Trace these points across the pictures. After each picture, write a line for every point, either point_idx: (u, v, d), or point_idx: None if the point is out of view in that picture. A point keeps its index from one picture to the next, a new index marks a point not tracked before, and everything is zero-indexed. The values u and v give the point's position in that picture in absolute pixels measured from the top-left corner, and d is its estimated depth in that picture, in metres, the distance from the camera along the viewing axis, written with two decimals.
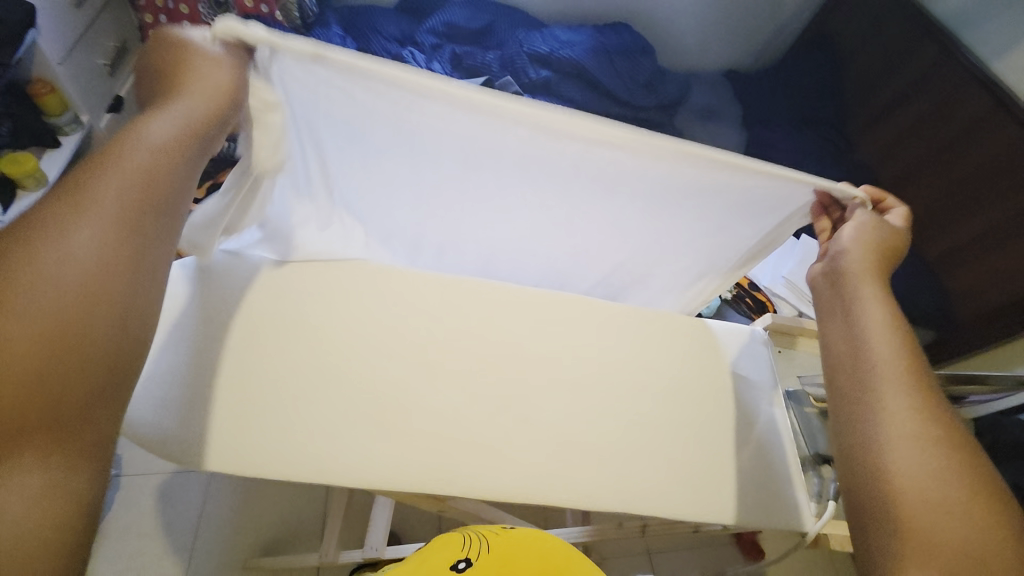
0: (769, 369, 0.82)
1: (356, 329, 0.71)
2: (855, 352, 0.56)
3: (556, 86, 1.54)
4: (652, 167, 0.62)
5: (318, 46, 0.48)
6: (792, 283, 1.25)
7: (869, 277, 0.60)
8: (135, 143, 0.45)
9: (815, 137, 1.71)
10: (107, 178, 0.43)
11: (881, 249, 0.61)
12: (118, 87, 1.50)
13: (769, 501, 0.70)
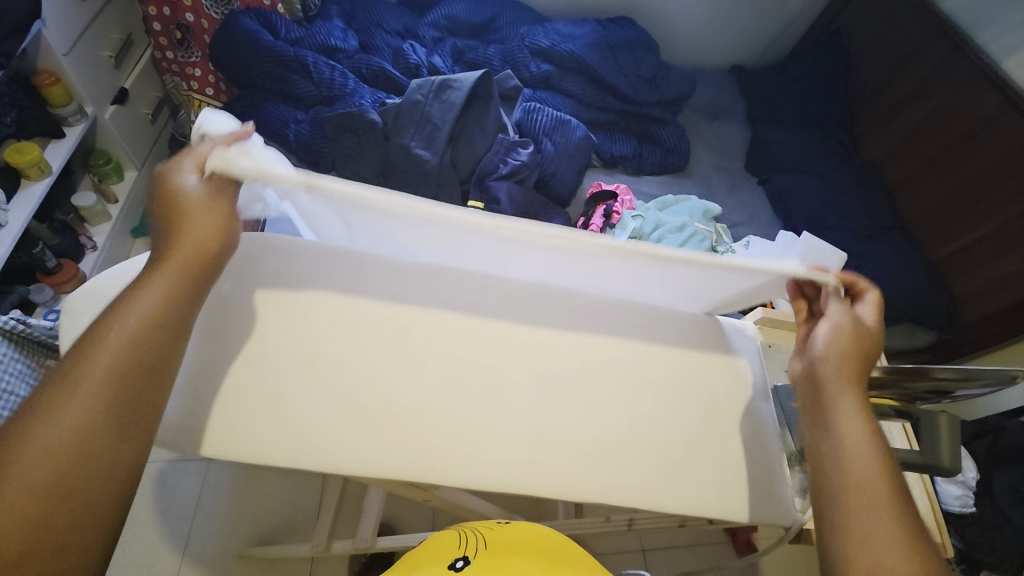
0: (761, 366, 0.74)
1: (358, 314, 0.66)
2: (838, 469, 0.48)
3: (558, 81, 1.54)
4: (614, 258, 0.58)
5: (306, 177, 0.49)
6: None
7: (846, 381, 0.52)
8: (134, 299, 0.47)
9: (821, 134, 1.69)
10: (106, 342, 0.45)
11: (858, 351, 0.53)
12: (124, 79, 1.51)
13: (760, 500, 0.66)
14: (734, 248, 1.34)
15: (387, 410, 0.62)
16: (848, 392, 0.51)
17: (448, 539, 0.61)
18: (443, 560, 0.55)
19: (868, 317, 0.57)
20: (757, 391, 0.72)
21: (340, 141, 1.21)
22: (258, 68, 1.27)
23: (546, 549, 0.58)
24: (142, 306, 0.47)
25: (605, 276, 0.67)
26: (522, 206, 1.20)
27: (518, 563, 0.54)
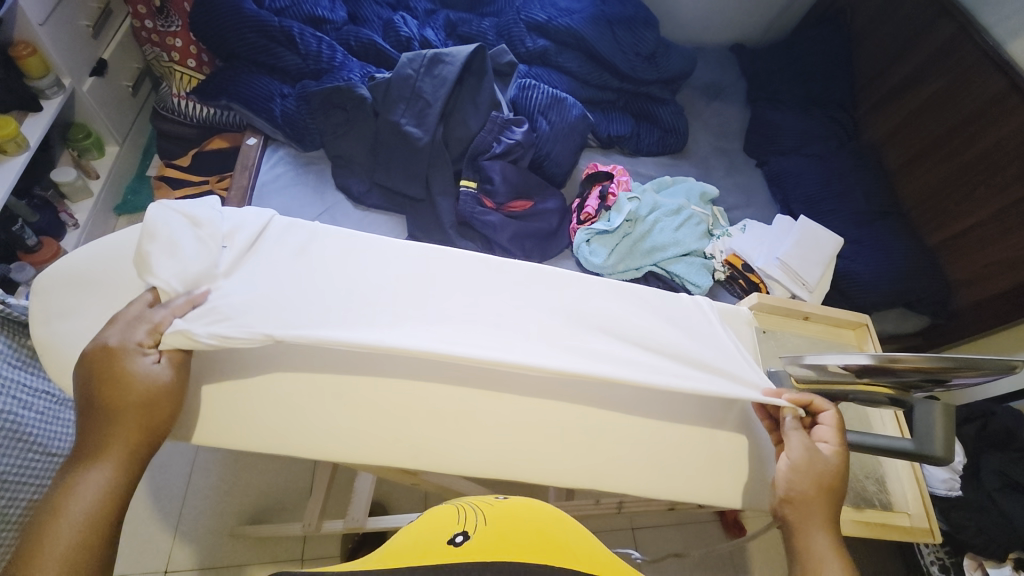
0: (755, 351, 0.74)
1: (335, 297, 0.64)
2: None
3: (554, 57, 1.50)
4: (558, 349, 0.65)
5: (274, 334, 0.58)
6: (786, 265, 1.22)
7: (817, 523, 0.55)
8: (76, 496, 0.49)
9: (821, 116, 1.66)
10: (50, 543, 0.47)
11: (823, 486, 0.56)
12: (102, 49, 1.45)
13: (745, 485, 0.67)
14: (730, 231, 1.32)
15: (374, 405, 0.62)
16: (820, 533, 0.54)
17: (444, 515, 0.56)
18: (441, 535, 0.51)
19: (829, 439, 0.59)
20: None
21: (328, 117, 1.18)
22: (241, 39, 1.22)
23: (552, 527, 0.53)
24: (96, 484, 0.50)
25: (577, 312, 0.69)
26: (515, 186, 1.18)
27: (517, 541, 0.49)
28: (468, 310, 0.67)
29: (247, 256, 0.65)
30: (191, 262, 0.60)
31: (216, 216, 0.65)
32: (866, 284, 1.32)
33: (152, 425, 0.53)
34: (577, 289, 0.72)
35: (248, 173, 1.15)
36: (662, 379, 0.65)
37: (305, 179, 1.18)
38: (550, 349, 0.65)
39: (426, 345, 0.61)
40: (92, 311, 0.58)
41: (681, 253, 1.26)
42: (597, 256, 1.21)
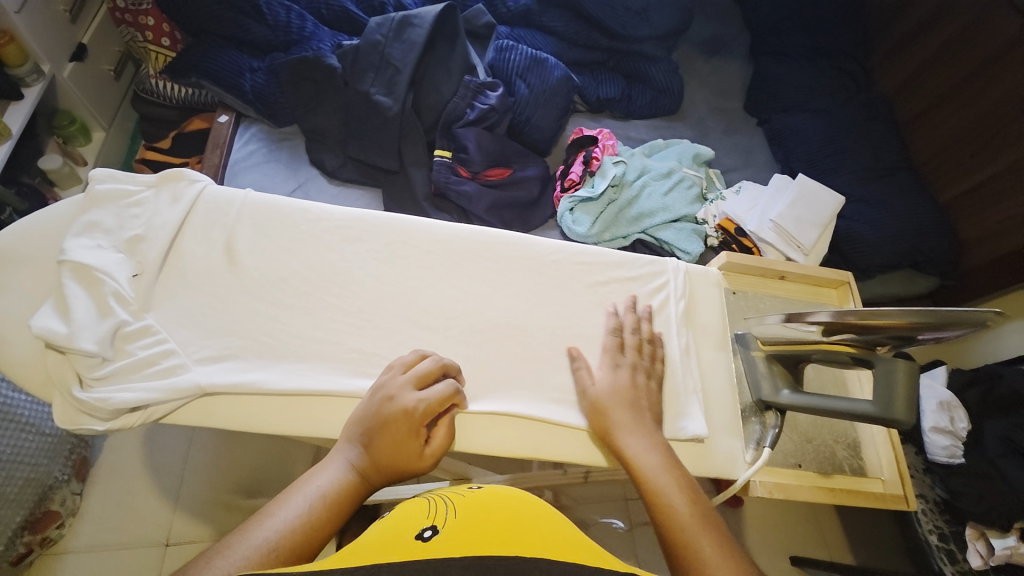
0: (719, 314, 0.66)
1: (262, 316, 0.59)
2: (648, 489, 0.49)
3: (537, 16, 1.43)
4: (508, 374, 0.60)
5: (202, 384, 0.53)
6: (780, 226, 1.15)
7: (629, 411, 0.55)
8: (321, 475, 0.49)
9: (828, 67, 1.55)
10: (289, 497, 0.46)
11: (639, 377, 0.57)
12: (81, 34, 1.44)
13: (705, 451, 0.58)
14: (723, 194, 1.26)
15: (322, 421, 0.55)
16: (631, 429, 0.53)
17: (411, 516, 0.49)
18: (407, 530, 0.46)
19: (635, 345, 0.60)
20: (712, 340, 0.65)
21: (299, 90, 1.15)
22: (210, 13, 1.19)
23: (532, 524, 0.48)
24: (334, 472, 0.49)
25: (530, 313, 0.63)
26: (490, 154, 1.13)
27: (492, 537, 0.44)
28: (409, 311, 0.61)
29: (164, 283, 0.59)
30: (92, 317, 0.53)
31: (105, 251, 0.57)
32: (870, 244, 1.24)
33: (414, 449, 0.50)
34: (531, 272, 0.66)
35: (219, 150, 1.12)
36: None
37: (278, 155, 1.16)
38: (482, 370, 0.59)
39: (343, 384, 0.56)
40: (21, 288, 0.57)
41: (670, 219, 1.21)
42: (581, 225, 1.16)
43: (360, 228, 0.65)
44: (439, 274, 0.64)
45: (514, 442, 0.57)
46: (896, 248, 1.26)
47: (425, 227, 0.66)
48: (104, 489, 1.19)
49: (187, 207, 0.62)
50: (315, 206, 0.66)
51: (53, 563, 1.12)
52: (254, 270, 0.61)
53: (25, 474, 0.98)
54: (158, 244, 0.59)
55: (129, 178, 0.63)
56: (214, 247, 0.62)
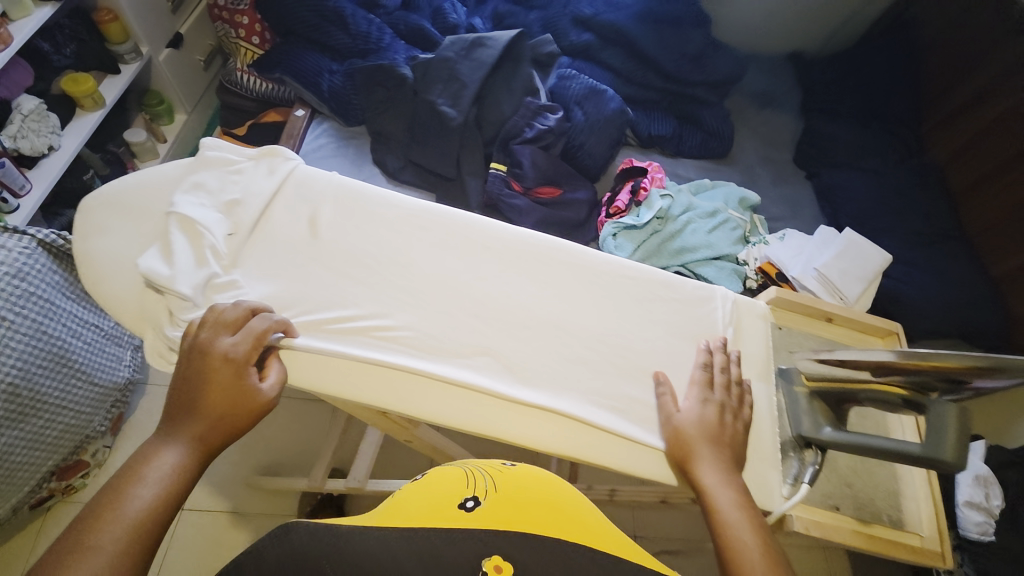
0: (766, 347, 0.66)
1: (335, 287, 0.63)
2: (719, 521, 0.48)
3: (597, 52, 1.48)
4: (557, 374, 0.61)
5: (279, 339, 0.57)
6: (823, 276, 1.13)
7: (706, 442, 0.54)
8: (155, 457, 0.47)
9: (881, 129, 1.55)
10: (126, 489, 0.44)
11: (723, 413, 0.56)
12: (179, 24, 1.58)
13: (745, 479, 0.57)
14: (767, 239, 1.28)
15: (373, 392, 0.57)
16: (704, 462, 0.53)
17: (450, 481, 0.51)
18: (449, 497, 0.47)
19: (721, 380, 0.59)
20: (756, 371, 0.64)
21: (371, 94, 1.23)
22: (298, 18, 1.27)
23: (580, 514, 0.48)
24: (171, 452, 0.48)
25: (583, 320, 0.64)
26: (544, 172, 1.16)
27: (536, 520, 0.44)
28: (470, 300, 0.64)
29: (251, 245, 0.64)
30: (190, 265, 0.59)
31: (207, 209, 0.63)
32: (914, 308, 1.25)
33: (246, 394, 0.52)
34: (587, 280, 0.67)
35: (293, 141, 1.20)
36: (640, 427, 0.59)
37: (344, 152, 1.23)
38: (530, 365, 0.61)
39: (399, 360, 0.59)
40: (125, 232, 0.63)
41: (713, 256, 1.23)
42: (622, 250, 1.20)
43: (431, 218, 0.69)
44: (501, 269, 0.66)
45: (554, 440, 0.57)
46: (936, 314, 1.26)
47: (493, 225, 0.69)
48: (133, 448, 1.24)
49: (280, 179, 0.68)
50: (393, 194, 0.71)
51: (73, 514, 1.16)
52: (332, 244, 0.65)
53: (66, 420, 1.04)
54: (253, 208, 0.65)
55: (234, 149, 0.69)
56: (299, 218, 0.66)
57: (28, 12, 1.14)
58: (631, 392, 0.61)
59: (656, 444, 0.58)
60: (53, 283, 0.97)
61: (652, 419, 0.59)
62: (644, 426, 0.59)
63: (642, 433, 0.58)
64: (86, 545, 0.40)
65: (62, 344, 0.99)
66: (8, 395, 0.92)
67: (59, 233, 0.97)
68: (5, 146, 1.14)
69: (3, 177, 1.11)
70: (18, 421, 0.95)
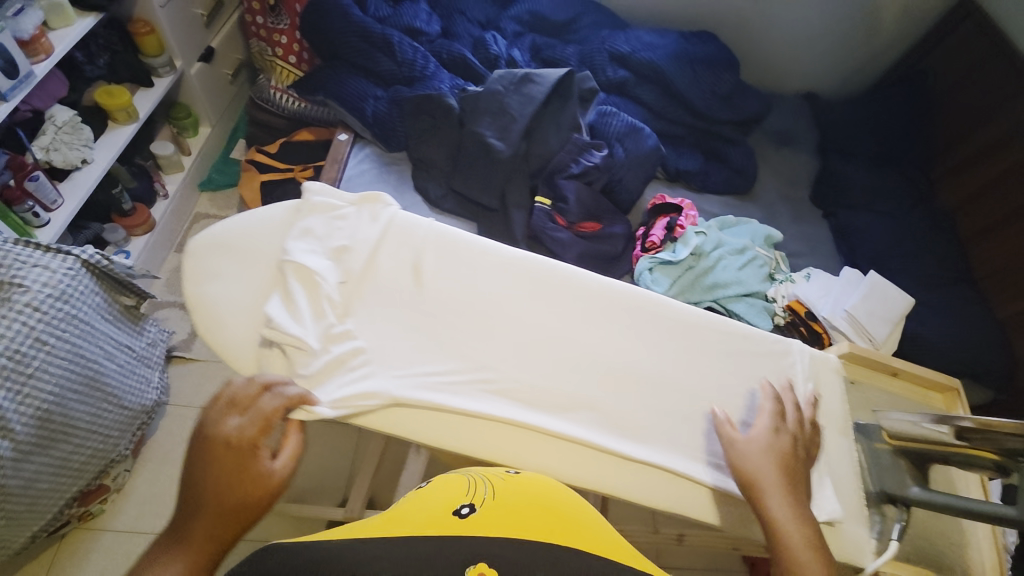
0: (842, 401, 0.68)
1: (434, 334, 0.68)
2: (784, 549, 0.50)
3: (632, 88, 1.54)
4: (639, 424, 0.66)
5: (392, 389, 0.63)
6: (853, 317, 1.19)
7: (773, 473, 0.56)
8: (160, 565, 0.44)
9: (894, 174, 1.63)
10: None
11: (789, 448, 0.59)
12: (212, 38, 1.56)
13: (833, 534, 0.60)
14: (793, 277, 1.30)
15: (474, 438, 0.63)
16: (774, 488, 0.55)
17: (448, 487, 0.54)
18: (443, 505, 0.50)
19: (776, 415, 0.62)
20: (837, 425, 0.67)
21: (417, 122, 1.24)
22: (346, 43, 1.28)
23: (570, 514, 0.52)
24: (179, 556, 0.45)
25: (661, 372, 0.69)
26: (587, 207, 1.19)
27: (529, 526, 0.48)
28: (556, 350, 0.69)
29: (357, 292, 0.70)
30: (309, 314, 0.66)
31: (317, 257, 0.69)
32: (932, 347, 1.28)
33: (255, 475, 0.51)
34: (665, 331, 0.71)
35: (336, 166, 1.21)
36: (728, 479, 0.62)
37: (387, 177, 1.23)
38: (625, 416, 0.66)
39: (495, 409, 0.64)
40: (241, 275, 0.69)
41: (742, 293, 1.25)
42: (659, 285, 1.22)
43: (523, 266, 0.73)
44: (584, 318, 0.71)
45: (648, 491, 0.63)
46: (955, 355, 1.29)
47: (577, 272, 0.74)
48: (153, 471, 1.20)
49: (382, 226, 0.73)
50: (484, 240, 0.75)
51: (90, 539, 1.11)
52: (430, 293, 0.70)
53: (94, 444, 0.99)
54: (358, 258, 0.71)
55: (337, 195, 0.76)
56: (401, 266, 0.72)
57: (69, 22, 1.09)
58: (711, 444, 0.65)
59: None
60: (92, 303, 0.95)
61: (737, 473, 0.63)
62: (722, 477, 0.64)
63: (723, 484, 0.62)
64: None
65: (98, 368, 0.96)
66: (42, 419, 0.87)
67: (102, 254, 0.96)
68: (37, 158, 1.10)
69: (36, 191, 1.07)
70: (47, 446, 0.90)
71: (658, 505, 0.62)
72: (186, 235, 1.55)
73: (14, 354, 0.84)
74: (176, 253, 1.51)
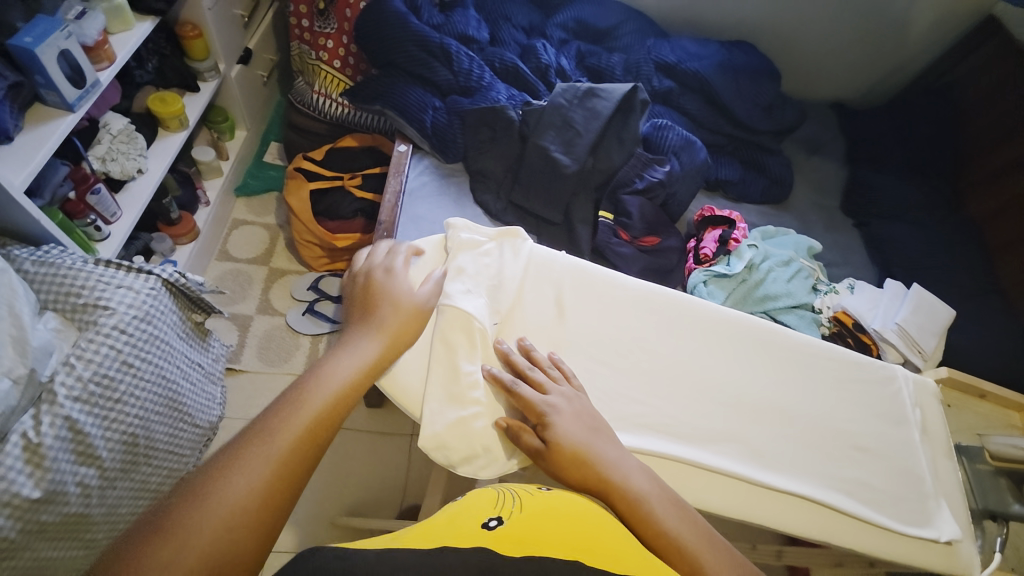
0: (943, 426, 0.77)
1: (584, 371, 0.73)
2: (639, 505, 0.56)
3: (676, 98, 1.56)
4: (784, 456, 0.71)
5: None
6: (904, 330, 1.23)
7: (585, 438, 0.61)
8: (334, 365, 0.59)
9: (924, 184, 1.67)
10: (304, 399, 0.55)
11: (583, 415, 0.63)
12: (248, 39, 1.51)
13: (957, 551, 0.69)
14: (837, 288, 1.32)
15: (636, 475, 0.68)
16: (614, 464, 0.59)
17: (479, 499, 0.52)
18: (471, 517, 0.47)
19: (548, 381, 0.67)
20: (942, 449, 0.76)
21: (477, 134, 1.24)
22: (404, 51, 1.28)
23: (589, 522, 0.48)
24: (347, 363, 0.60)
25: (797, 399, 0.75)
26: (649, 222, 1.21)
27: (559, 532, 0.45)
28: (697, 382, 0.74)
29: (510, 329, 0.75)
30: (474, 354, 0.70)
31: (472, 296, 0.73)
32: (970, 358, 1.33)
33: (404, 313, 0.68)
34: (795, 363, 0.77)
35: (398, 177, 1.20)
36: (863, 504, 0.69)
37: (446, 190, 1.22)
38: (771, 451, 0.71)
39: (650, 447, 0.68)
40: None
41: (793, 305, 1.27)
42: (715, 298, 1.24)
43: (658, 301, 0.79)
44: (716, 351, 0.77)
45: (796, 521, 0.68)
46: (991, 364, 1.35)
47: (704, 307, 0.80)
48: None
49: (525, 264, 0.80)
50: (617, 276, 0.81)
51: None
52: (577, 330, 0.75)
53: (170, 465, 0.97)
54: (510, 294, 0.77)
55: (477, 230, 0.82)
56: (547, 303, 0.77)
57: (128, 26, 1.08)
58: (848, 475, 0.71)
59: (882, 523, 0.68)
60: (171, 323, 0.95)
61: (871, 501, 0.70)
62: (863, 506, 0.69)
63: (866, 513, 0.68)
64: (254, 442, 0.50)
65: (174, 389, 0.95)
66: (127, 444, 0.86)
67: (179, 272, 0.97)
68: (95, 168, 1.08)
69: (97, 205, 1.05)
70: (130, 471, 0.88)
71: (802, 531, 0.67)
72: (225, 243, 1.52)
73: (103, 379, 0.83)
74: (218, 260, 1.49)
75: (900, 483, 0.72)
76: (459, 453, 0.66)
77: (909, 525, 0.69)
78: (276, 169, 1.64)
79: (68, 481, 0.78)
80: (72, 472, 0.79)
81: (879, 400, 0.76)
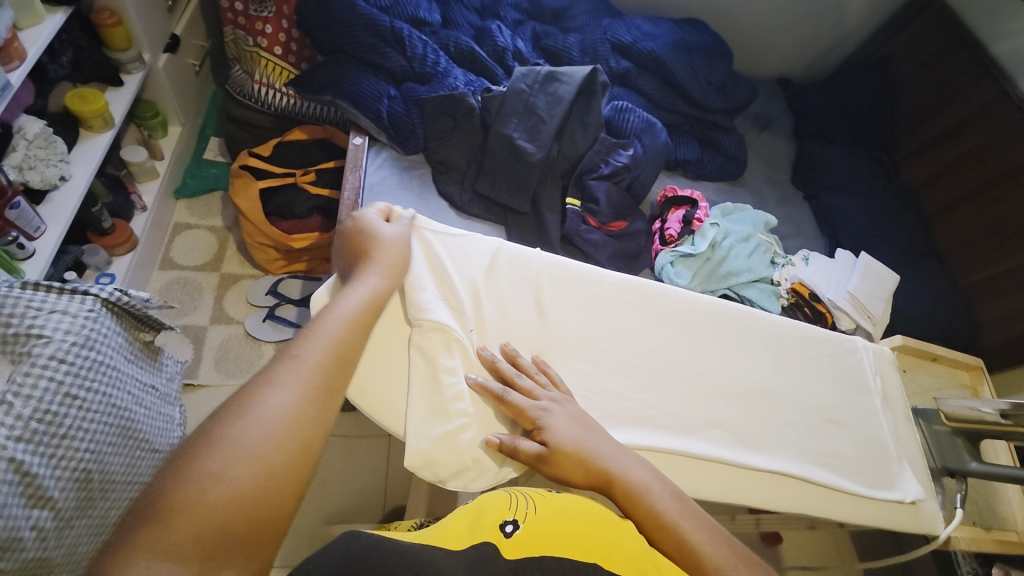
0: (900, 390, 0.83)
1: (567, 369, 0.73)
2: (640, 500, 0.58)
3: (634, 78, 1.55)
4: (762, 437, 0.74)
5: None
6: (855, 298, 1.30)
7: (583, 439, 0.62)
8: (337, 305, 0.63)
9: (865, 156, 1.76)
10: (314, 340, 0.58)
11: (577, 416, 0.65)
12: (174, 25, 1.37)
13: (921, 510, 0.75)
14: (793, 260, 1.38)
15: None
16: (615, 462, 0.61)
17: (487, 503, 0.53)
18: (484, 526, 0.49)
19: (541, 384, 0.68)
20: (901, 414, 0.82)
21: (437, 124, 1.19)
22: (353, 36, 1.20)
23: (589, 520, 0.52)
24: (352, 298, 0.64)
25: (769, 377, 0.79)
26: (616, 207, 1.21)
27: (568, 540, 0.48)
28: (676, 369, 0.77)
29: (488, 333, 0.74)
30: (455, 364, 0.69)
31: (441, 306, 0.72)
32: (913, 320, 1.43)
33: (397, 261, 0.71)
34: (764, 343, 0.81)
35: (356, 173, 1.13)
36: (836, 474, 0.74)
37: (409, 184, 1.17)
38: (752, 433, 0.74)
39: (638, 440, 0.70)
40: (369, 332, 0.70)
41: (754, 279, 1.31)
42: (682, 278, 1.27)
43: (633, 291, 0.81)
44: (691, 336, 0.80)
45: (780, 498, 0.71)
46: (930, 323, 1.46)
47: (677, 294, 0.82)
48: None
49: (493, 265, 0.79)
50: (592, 270, 0.82)
51: None
52: (557, 328, 0.76)
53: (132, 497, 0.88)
54: (486, 297, 0.76)
55: (443, 234, 0.80)
56: (525, 302, 0.77)
57: (38, 20, 0.95)
58: (822, 448, 0.75)
59: (854, 490, 0.73)
60: (116, 346, 0.88)
61: (843, 471, 0.74)
62: (837, 476, 0.74)
63: (839, 482, 0.73)
64: (277, 375, 0.54)
65: (127, 415, 0.86)
66: (81, 480, 0.79)
67: (119, 289, 0.89)
68: (11, 178, 0.96)
69: (18, 220, 0.93)
70: (86, 509, 0.80)
71: (786, 506, 0.71)
72: (168, 250, 1.41)
73: (45, 415, 0.76)
74: (161, 270, 1.38)
75: (867, 450, 0.77)
76: (450, 467, 0.65)
77: (879, 490, 0.74)
78: (218, 166, 1.52)
79: (21, 526, 0.71)
80: (25, 517, 0.72)
81: (843, 372, 0.81)
